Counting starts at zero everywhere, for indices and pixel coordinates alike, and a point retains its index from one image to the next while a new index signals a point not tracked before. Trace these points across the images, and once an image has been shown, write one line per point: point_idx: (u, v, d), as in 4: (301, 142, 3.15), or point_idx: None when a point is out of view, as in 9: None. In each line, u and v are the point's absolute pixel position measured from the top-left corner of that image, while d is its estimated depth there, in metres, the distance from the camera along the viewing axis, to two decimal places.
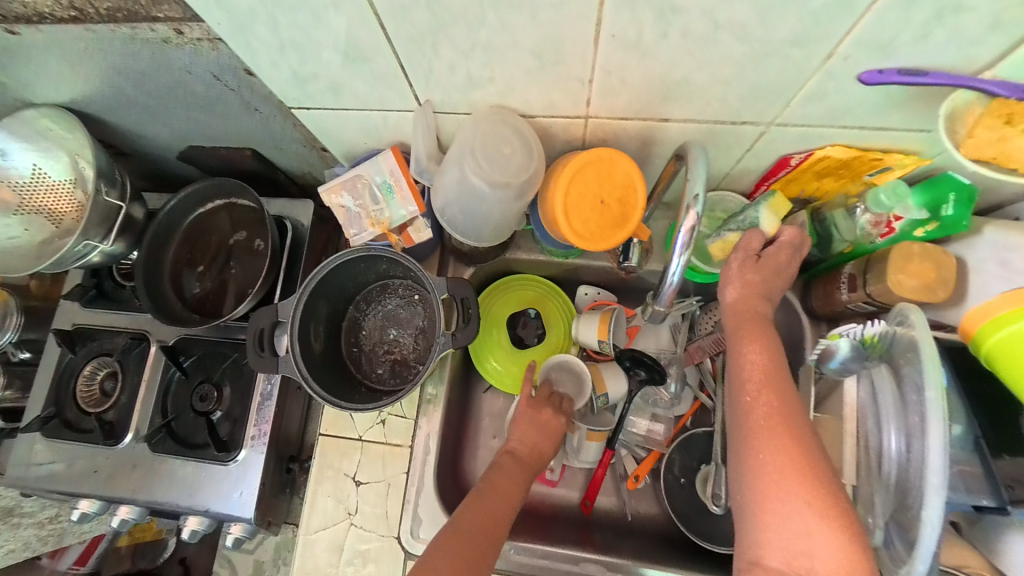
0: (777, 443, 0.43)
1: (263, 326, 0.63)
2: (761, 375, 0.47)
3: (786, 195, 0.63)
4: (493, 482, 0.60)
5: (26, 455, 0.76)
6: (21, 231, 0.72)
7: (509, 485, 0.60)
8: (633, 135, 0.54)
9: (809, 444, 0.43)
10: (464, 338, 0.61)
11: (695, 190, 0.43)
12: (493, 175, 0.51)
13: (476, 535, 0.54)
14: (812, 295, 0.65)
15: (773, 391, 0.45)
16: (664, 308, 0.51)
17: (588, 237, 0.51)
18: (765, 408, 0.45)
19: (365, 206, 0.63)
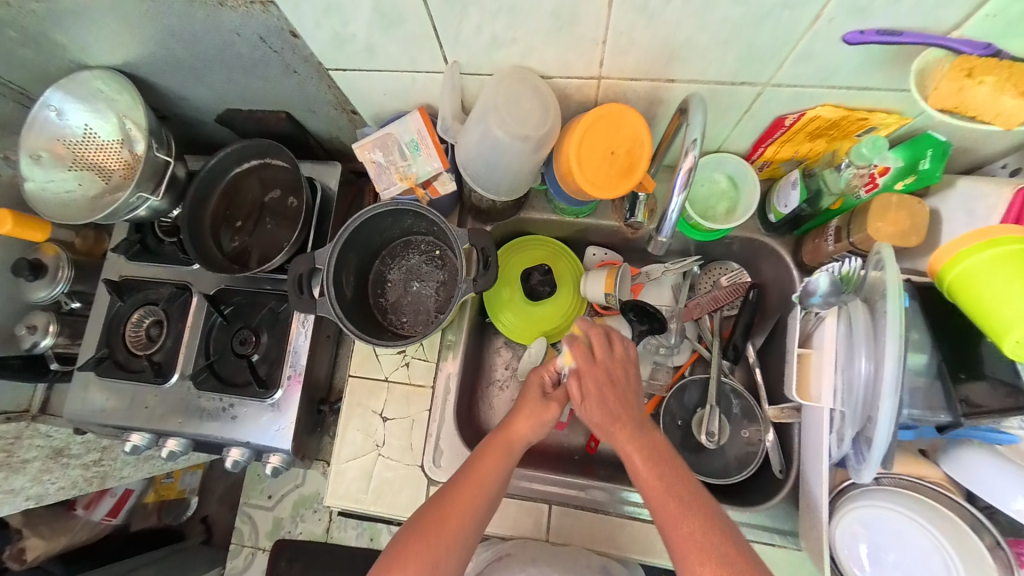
0: (683, 520, 0.54)
1: (302, 272, 0.69)
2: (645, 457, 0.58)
3: (781, 157, 0.69)
4: (473, 466, 0.62)
5: (83, 392, 0.84)
6: (76, 186, 0.78)
7: (486, 465, 0.62)
8: (640, 95, 0.60)
9: (709, 512, 0.54)
10: (484, 282, 0.67)
11: (694, 136, 0.48)
12: (514, 128, 0.57)
13: (449, 514, 0.59)
14: (803, 249, 0.72)
15: (665, 461, 0.57)
16: (665, 240, 0.57)
17: (599, 186, 0.57)
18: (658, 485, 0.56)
19: (394, 161, 0.69)
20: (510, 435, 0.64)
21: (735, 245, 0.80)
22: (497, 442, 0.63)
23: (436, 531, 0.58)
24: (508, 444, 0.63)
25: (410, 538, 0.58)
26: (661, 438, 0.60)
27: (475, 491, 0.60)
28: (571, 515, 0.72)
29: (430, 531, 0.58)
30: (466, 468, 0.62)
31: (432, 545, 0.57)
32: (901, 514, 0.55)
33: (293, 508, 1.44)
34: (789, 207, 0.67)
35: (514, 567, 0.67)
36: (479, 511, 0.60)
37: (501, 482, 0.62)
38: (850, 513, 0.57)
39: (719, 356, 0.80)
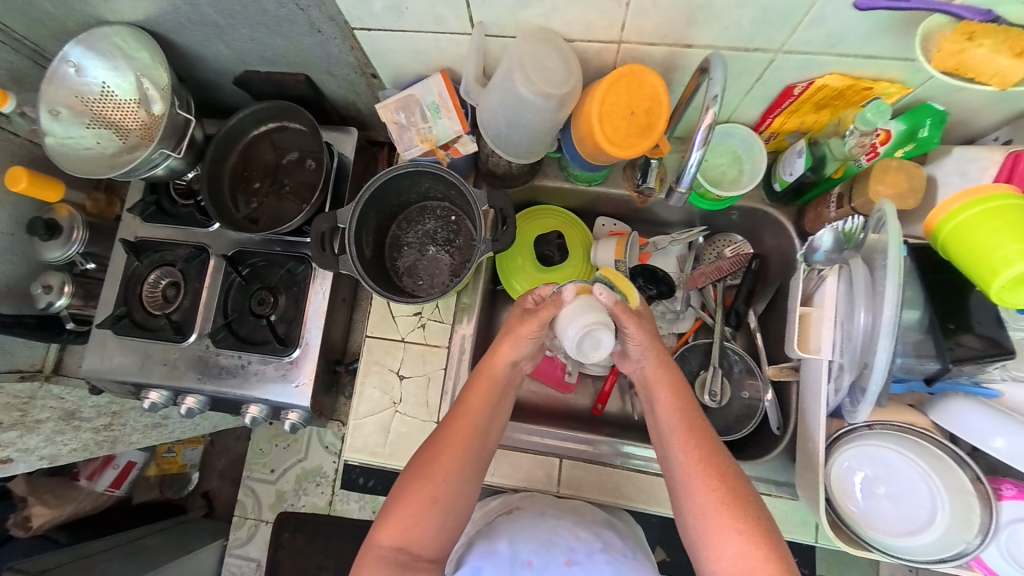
0: (705, 475, 0.56)
1: (324, 230, 0.71)
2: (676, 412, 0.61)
3: (787, 127, 0.72)
4: (463, 402, 0.64)
5: (101, 350, 0.85)
6: (94, 143, 0.79)
7: (476, 396, 0.64)
8: (658, 58, 0.62)
9: (735, 480, 0.56)
10: (504, 241, 0.69)
11: (714, 92, 0.51)
12: (539, 86, 0.59)
13: (446, 448, 0.61)
14: (805, 218, 0.75)
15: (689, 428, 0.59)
16: (684, 191, 0.60)
17: (617, 144, 0.60)
18: (675, 437, 0.59)
19: (415, 123, 0.72)
20: (498, 366, 0.66)
21: (739, 215, 0.84)
22: (485, 375, 0.65)
23: (432, 467, 0.60)
24: (494, 376, 0.65)
25: (410, 476, 0.60)
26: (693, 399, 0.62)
27: (469, 419, 0.63)
28: (581, 467, 0.76)
29: (427, 465, 0.61)
30: (457, 404, 0.64)
31: (430, 481, 0.59)
32: (891, 449, 0.60)
33: (296, 481, 1.45)
34: (793, 174, 0.70)
35: (522, 517, 0.68)
36: (472, 446, 0.62)
37: (491, 414, 0.64)
38: (845, 451, 0.61)
39: (721, 322, 0.83)
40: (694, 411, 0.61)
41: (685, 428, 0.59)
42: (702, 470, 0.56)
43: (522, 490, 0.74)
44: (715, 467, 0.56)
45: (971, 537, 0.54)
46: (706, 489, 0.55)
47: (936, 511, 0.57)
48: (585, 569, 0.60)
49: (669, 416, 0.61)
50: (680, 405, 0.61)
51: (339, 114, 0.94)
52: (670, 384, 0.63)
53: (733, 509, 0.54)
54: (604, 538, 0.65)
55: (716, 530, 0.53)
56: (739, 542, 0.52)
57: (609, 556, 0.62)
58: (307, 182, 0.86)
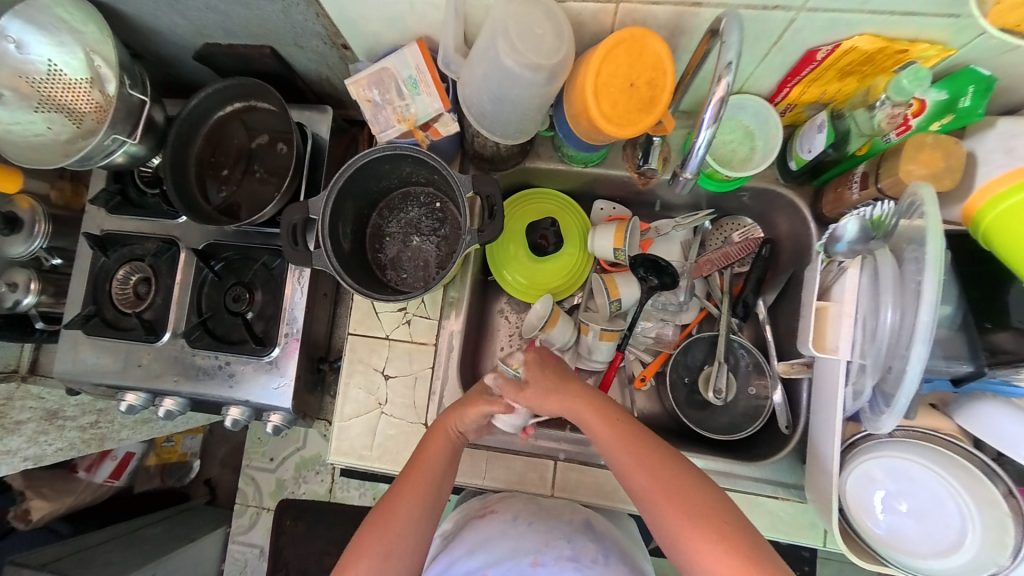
0: (686, 521, 0.50)
1: (295, 222, 0.65)
2: (622, 442, 0.57)
3: (806, 99, 0.64)
4: (417, 454, 0.63)
5: (73, 351, 0.81)
6: (44, 128, 0.72)
7: (432, 450, 0.63)
8: (663, 20, 0.54)
9: (696, 491, 0.52)
10: (491, 232, 0.63)
11: (728, 59, 0.44)
12: (527, 55, 0.52)
13: (399, 501, 0.60)
14: (822, 200, 0.68)
15: (629, 442, 0.57)
16: (692, 176, 0.54)
17: (616, 121, 0.52)
18: (621, 454, 0.57)
19: (391, 100, 0.64)
20: (451, 428, 0.64)
21: (750, 198, 0.77)
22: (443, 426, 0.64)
23: (387, 520, 0.58)
24: (448, 433, 0.64)
25: (360, 536, 0.58)
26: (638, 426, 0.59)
27: (423, 472, 0.61)
28: (577, 469, 0.71)
29: (382, 519, 0.59)
30: (412, 458, 0.63)
31: (384, 533, 0.58)
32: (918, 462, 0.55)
33: (295, 469, 1.45)
34: (812, 151, 0.63)
35: (495, 522, 0.65)
36: (428, 492, 0.61)
37: (446, 466, 0.63)
38: (864, 462, 0.57)
39: (728, 313, 0.78)
40: (635, 427, 0.59)
41: (641, 457, 0.55)
42: (682, 512, 0.51)
43: (503, 493, 0.70)
44: (679, 488, 0.52)
45: (1003, 559, 0.51)
46: (689, 531, 0.50)
47: (965, 533, 0.53)
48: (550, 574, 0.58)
49: (614, 448, 0.57)
50: (620, 434, 0.58)
51: (313, 91, 0.87)
52: (606, 420, 0.59)
53: (706, 530, 0.49)
54: (577, 544, 0.62)
55: (697, 551, 0.49)
56: (711, 552, 0.48)
57: (579, 565, 0.60)
58: (280, 166, 0.79)
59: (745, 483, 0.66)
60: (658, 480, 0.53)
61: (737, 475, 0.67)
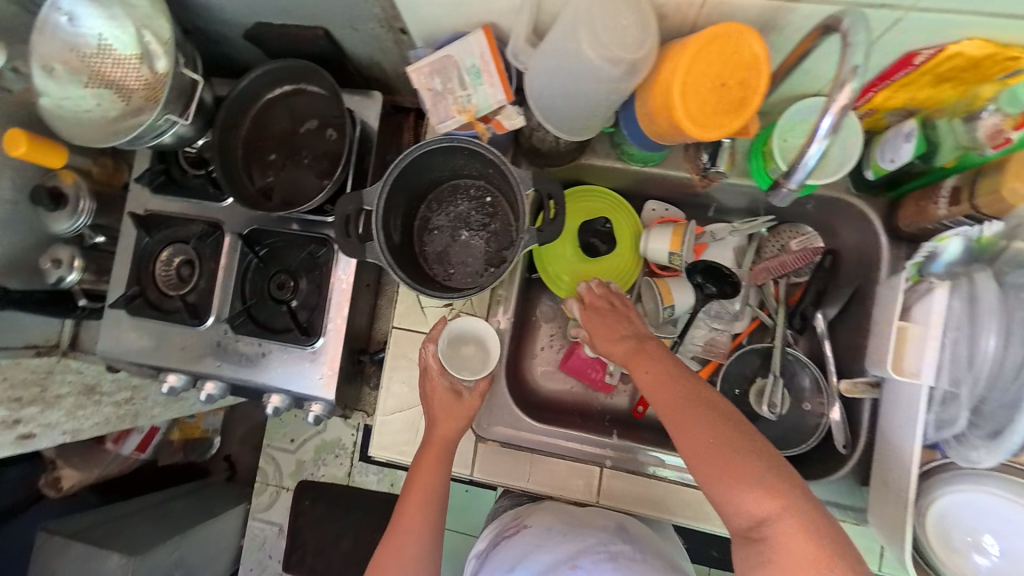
0: (714, 459, 0.49)
1: (349, 212, 0.64)
2: (654, 379, 0.58)
3: (891, 104, 0.60)
4: (415, 471, 0.65)
5: (115, 331, 0.81)
6: (93, 104, 0.70)
7: (426, 467, 0.65)
8: (754, 16, 0.50)
9: (729, 430, 0.50)
10: (551, 232, 0.61)
11: (854, 62, 0.40)
12: (610, 48, 0.49)
13: (406, 522, 0.62)
14: (898, 214, 0.65)
15: (667, 380, 0.56)
16: (795, 189, 0.47)
17: (701, 123, 0.49)
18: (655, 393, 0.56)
19: (451, 89, 0.62)
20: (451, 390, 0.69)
21: (815, 206, 0.73)
22: (434, 439, 0.67)
23: (398, 544, 0.61)
24: (455, 394, 0.68)
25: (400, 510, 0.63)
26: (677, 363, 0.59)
27: (421, 489, 0.64)
28: (621, 477, 0.70)
29: (394, 542, 0.61)
30: (411, 474, 0.65)
31: (398, 554, 0.60)
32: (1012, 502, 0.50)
33: (315, 452, 1.46)
34: (897, 161, 0.59)
35: (528, 535, 0.65)
36: (447, 455, 0.66)
37: (441, 476, 0.65)
38: (938, 500, 0.53)
39: (784, 324, 0.75)
40: (671, 364, 0.58)
41: (671, 392, 0.55)
42: (711, 449, 0.49)
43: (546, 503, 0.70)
44: (709, 424, 0.50)
45: None
46: (716, 469, 0.48)
47: None
48: None
49: (646, 385, 0.58)
50: (654, 372, 0.58)
51: (360, 76, 0.84)
52: (642, 357, 0.61)
53: (734, 470, 0.47)
54: (612, 544, 0.61)
55: (726, 487, 0.47)
56: (741, 489, 0.46)
57: (617, 564, 0.58)
58: (327, 152, 0.77)
59: None
60: (694, 413, 0.52)
61: None
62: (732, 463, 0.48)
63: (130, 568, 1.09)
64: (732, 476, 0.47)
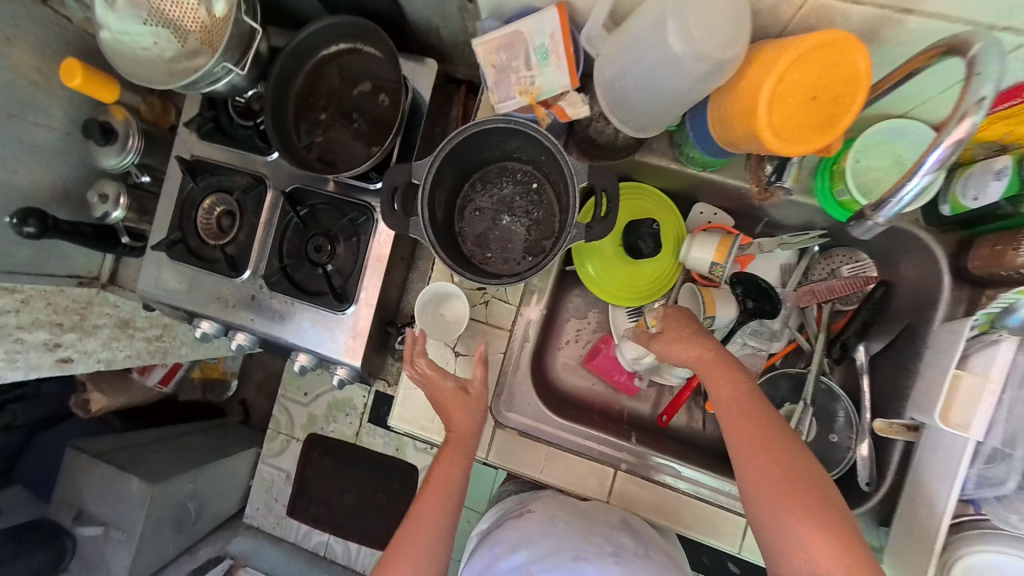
0: (788, 497, 0.51)
1: (397, 184, 0.63)
2: (731, 404, 0.57)
3: (986, 136, 0.56)
4: (432, 471, 0.67)
5: (156, 272, 0.83)
6: (151, 43, 0.69)
7: (443, 467, 0.66)
8: (860, 25, 0.47)
9: (807, 473, 0.52)
10: (601, 230, 0.59)
11: (981, 94, 0.39)
12: (700, 44, 0.46)
13: (423, 516, 0.65)
14: (971, 255, 0.60)
15: (751, 408, 0.56)
16: (884, 221, 0.45)
17: (783, 137, 0.46)
18: (733, 419, 0.57)
19: (518, 69, 0.59)
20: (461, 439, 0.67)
21: (875, 233, 0.70)
22: (452, 443, 0.67)
23: (415, 537, 0.64)
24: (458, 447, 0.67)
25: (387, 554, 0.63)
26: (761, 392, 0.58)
27: (439, 488, 0.66)
28: (635, 482, 0.70)
29: (412, 530, 0.64)
30: (428, 473, 0.67)
31: (416, 544, 0.63)
32: None
33: (327, 408, 1.49)
34: (981, 199, 0.56)
35: (532, 522, 0.66)
36: (445, 508, 0.66)
37: (458, 477, 0.66)
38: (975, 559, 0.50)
39: (822, 350, 0.73)
40: (753, 390, 0.58)
41: (753, 422, 0.56)
42: (787, 487, 0.52)
43: (548, 495, 0.71)
44: (787, 465, 0.53)
45: None
46: (787, 506, 0.51)
47: None
48: (596, 569, 0.59)
49: (724, 404, 0.58)
50: (732, 395, 0.58)
51: (417, 41, 0.81)
52: (721, 371, 0.59)
53: (804, 512, 0.50)
54: (619, 542, 0.62)
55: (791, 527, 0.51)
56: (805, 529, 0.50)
57: (622, 561, 0.60)
58: (377, 118, 0.76)
59: None
60: (773, 452, 0.53)
61: None
62: (801, 506, 0.51)
63: (151, 493, 1.16)
64: (796, 518, 0.50)
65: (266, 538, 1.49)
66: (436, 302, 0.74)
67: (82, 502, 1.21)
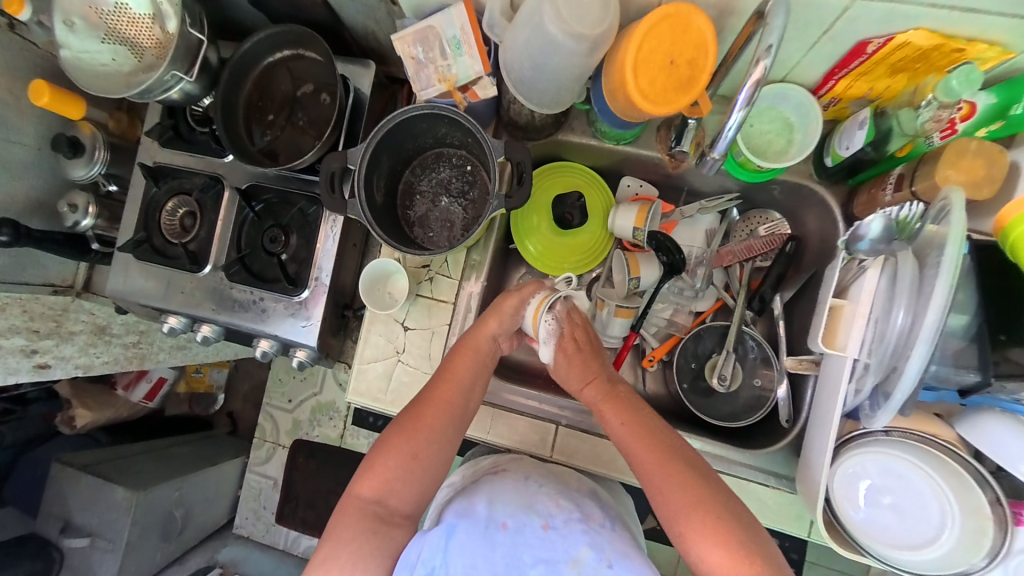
0: (683, 495, 0.54)
1: (334, 169, 0.68)
2: (630, 425, 0.61)
3: (852, 94, 0.63)
4: (445, 370, 0.67)
5: (124, 273, 0.88)
6: (109, 59, 0.76)
7: (459, 365, 0.67)
8: (712, 1, 0.54)
9: (693, 467, 0.56)
10: (518, 198, 0.64)
11: (769, 43, 0.45)
12: (573, 24, 0.53)
13: (428, 411, 0.64)
14: (855, 201, 0.67)
15: (644, 425, 0.60)
16: (719, 157, 0.56)
17: (652, 98, 0.53)
18: (636, 443, 0.59)
19: (434, 59, 0.66)
20: (482, 340, 0.69)
21: (781, 192, 0.76)
22: (469, 343, 0.69)
23: (416, 426, 0.63)
24: (478, 347, 0.69)
25: (388, 435, 0.64)
26: (646, 408, 0.63)
27: (451, 389, 0.66)
28: (576, 435, 0.75)
29: (411, 425, 0.63)
30: (440, 375, 0.67)
31: (413, 438, 0.63)
32: (917, 468, 0.59)
33: (311, 412, 1.42)
34: (850, 149, 0.62)
35: (507, 477, 0.67)
36: (454, 409, 0.65)
37: (473, 379, 0.67)
38: (866, 458, 0.61)
39: (743, 305, 0.79)
40: (643, 410, 0.63)
41: (647, 433, 0.60)
42: (677, 482, 0.55)
43: (512, 453, 0.74)
44: (677, 462, 0.56)
45: (976, 559, 0.55)
46: (677, 497, 0.55)
47: (942, 530, 0.58)
48: (562, 535, 0.59)
49: (622, 428, 0.61)
50: (628, 417, 0.62)
51: (358, 46, 0.89)
52: (613, 400, 0.64)
53: (699, 507, 0.53)
54: (586, 509, 0.64)
55: (688, 523, 0.53)
56: (702, 525, 0.53)
57: (587, 526, 0.61)
58: (321, 116, 0.82)
59: (736, 468, 0.69)
60: (663, 454, 0.57)
61: (730, 459, 0.70)
62: (695, 506, 0.54)
63: (134, 500, 1.16)
64: (691, 516, 0.53)
65: (256, 546, 1.43)
66: (380, 279, 0.80)
67: (68, 513, 1.22)
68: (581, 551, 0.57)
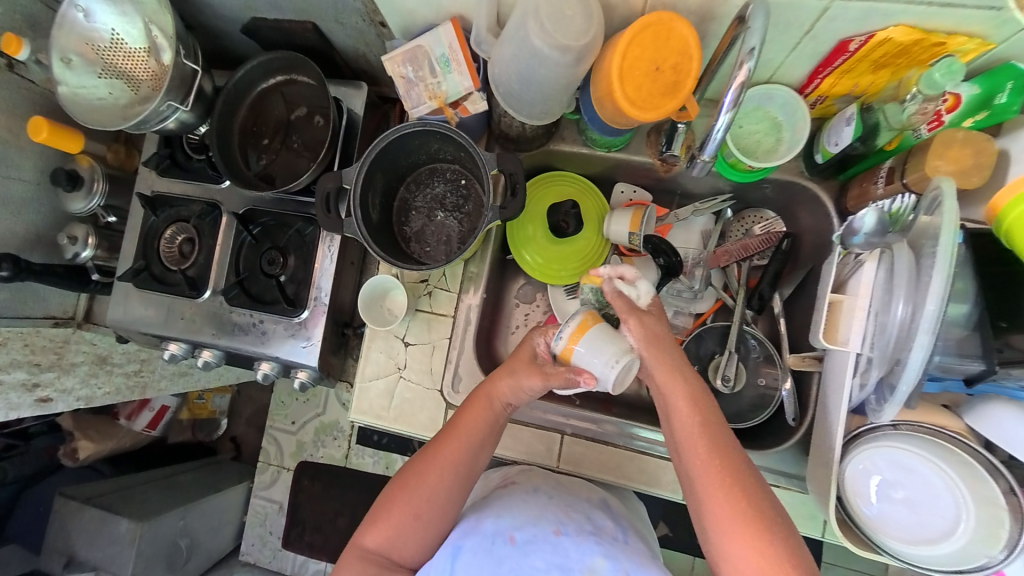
0: (733, 519, 0.49)
1: (329, 190, 0.69)
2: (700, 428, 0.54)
3: (837, 91, 0.64)
4: (455, 422, 0.63)
5: (124, 302, 0.88)
6: (106, 93, 0.77)
7: (470, 419, 0.63)
8: (692, 8, 0.55)
9: (752, 492, 0.50)
10: (512, 208, 0.65)
11: (751, 45, 0.46)
12: (557, 37, 0.54)
13: (434, 464, 0.62)
14: (847, 195, 0.68)
15: (707, 427, 0.54)
16: (709, 159, 0.57)
17: (639, 105, 0.55)
18: (692, 443, 0.53)
19: (423, 77, 0.67)
20: (494, 395, 0.63)
21: (773, 190, 0.76)
22: (480, 398, 0.64)
23: (418, 483, 0.61)
24: (491, 402, 0.63)
25: (392, 491, 0.62)
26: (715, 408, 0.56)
27: (459, 443, 0.62)
28: (582, 444, 0.74)
29: (413, 481, 0.62)
30: (447, 429, 0.64)
31: (414, 496, 0.61)
32: (926, 459, 0.58)
33: (315, 433, 1.41)
34: (839, 145, 0.63)
35: (516, 491, 0.66)
36: (460, 468, 0.62)
37: (481, 441, 0.63)
38: (874, 453, 0.60)
39: (743, 305, 0.78)
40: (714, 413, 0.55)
41: (709, 441, 0.53)
42: (730, 503, 0.50)
43: (521, 465, 0.74)
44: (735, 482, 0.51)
45: (995, 552, 0.54)
46: (725, 517, 0.50)
47: (957, 523, 0.57)
48: (574, 543, 0.58)
49: (689, 423, 0.55)
50: (697, 414, 0.55)
51: (349, 68, 0.91)
52: (687, 387, 0.57)
53: (750, 532, 0.49)
54: (599, 519, 0.63)
55: (733, 548, 0.49)
56: (750, 550, 0.48)
57: (600, 537, 0.60)
58: (315, 138, 0.84)
59: None
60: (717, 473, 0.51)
61: None
62: (742, 530, 0.49)
63: (138, 531, 1.14)
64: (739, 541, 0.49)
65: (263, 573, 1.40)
66: (381, 295, 0.80)
67: (72, 548, 1.20)
68: (597, 560, 0.56)
